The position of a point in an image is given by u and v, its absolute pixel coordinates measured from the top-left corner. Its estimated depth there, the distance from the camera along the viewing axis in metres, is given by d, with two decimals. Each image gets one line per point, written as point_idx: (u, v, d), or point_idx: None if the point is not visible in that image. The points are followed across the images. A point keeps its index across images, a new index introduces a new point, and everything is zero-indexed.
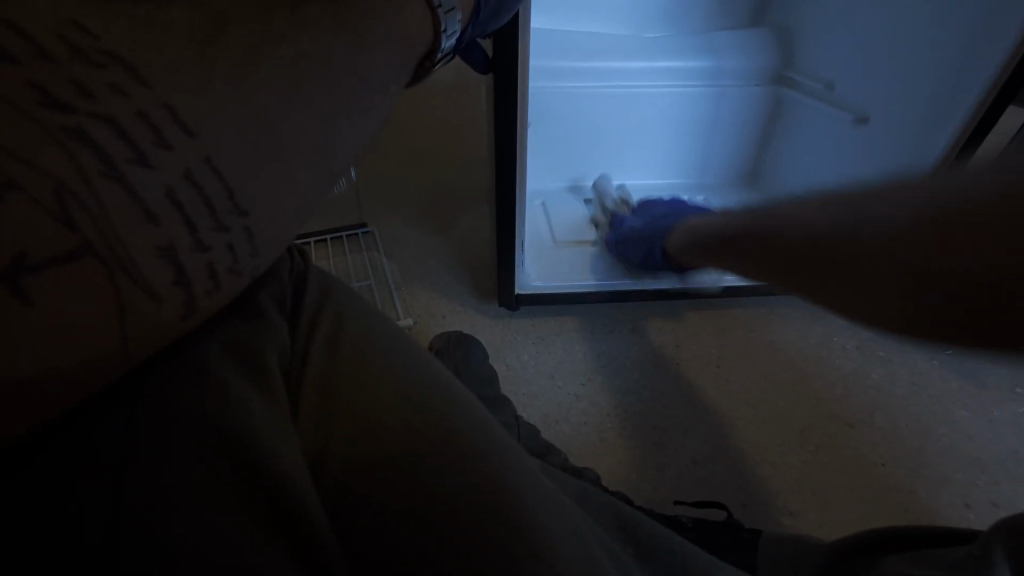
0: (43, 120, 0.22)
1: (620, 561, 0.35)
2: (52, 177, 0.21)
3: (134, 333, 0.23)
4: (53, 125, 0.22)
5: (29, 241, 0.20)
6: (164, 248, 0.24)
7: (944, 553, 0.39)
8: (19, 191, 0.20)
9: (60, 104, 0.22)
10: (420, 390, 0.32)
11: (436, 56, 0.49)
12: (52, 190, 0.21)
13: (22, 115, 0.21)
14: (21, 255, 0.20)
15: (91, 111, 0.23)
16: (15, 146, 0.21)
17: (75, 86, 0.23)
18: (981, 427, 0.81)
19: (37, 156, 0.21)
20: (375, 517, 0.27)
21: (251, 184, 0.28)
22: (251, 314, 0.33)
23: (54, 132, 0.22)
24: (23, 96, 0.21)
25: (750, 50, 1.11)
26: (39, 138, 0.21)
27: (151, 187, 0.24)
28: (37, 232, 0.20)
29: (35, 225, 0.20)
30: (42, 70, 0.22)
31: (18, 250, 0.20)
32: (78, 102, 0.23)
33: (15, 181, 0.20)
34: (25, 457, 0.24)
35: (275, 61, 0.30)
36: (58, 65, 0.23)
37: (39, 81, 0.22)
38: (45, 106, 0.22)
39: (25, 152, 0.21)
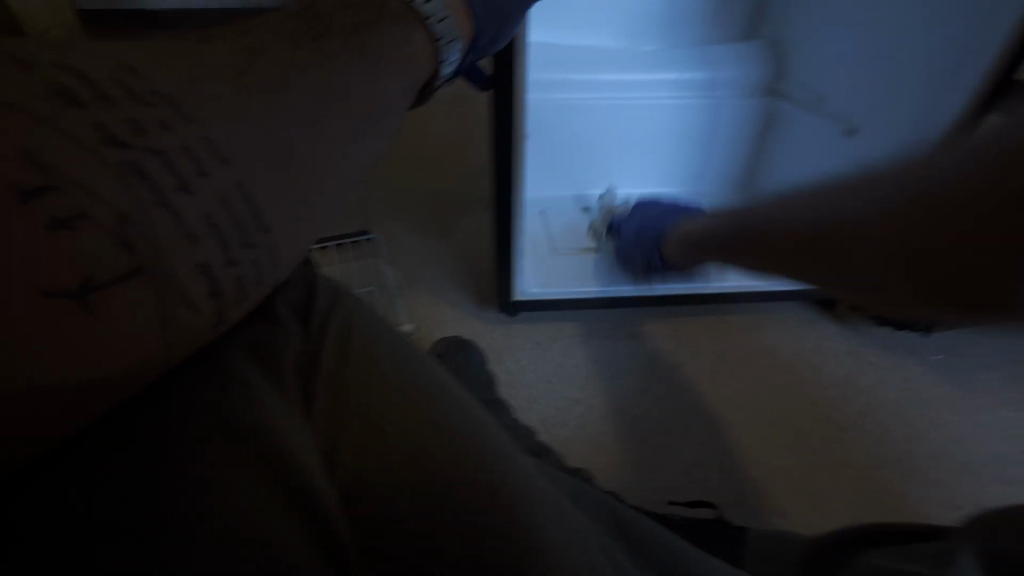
0: (102, 155, 0.22)
1: (610, 553, 0.37)
2: (111, 208, 0.22)
3: (172, 343, 0.24)
4: (110, 160, 0.22)
5: (88, 263, 0.21)
6: (202, 266, 0.25)
7: (915, 546, 0.42)
8: (89, 221, 0.21)
9: (116, 140, 0.23)
10: (426, 394, 0.34)
11: (438, 82, 0.51)
12: (114, 219, 0.22)
13: (82, 148, 0.22)
14: (87, 276, 0.21)
15: (145, 146, 0.24)
16: (78, 180, 0.21)
17: (131, 124, 0.24)
18: (970, 430, 0.83)
19: (95, 186, 0.22)
20: (383, 511, 0.29)
21: (278, 206, 0.28)
22: (268, 319, 0.35)
23: (113, 165, 0.22)
24: (86, 135, 0.22)
25: (747, 62, 1.13)
26: (99, 172, 0.22)
27: (192, 212, 0.25)
28: (96, 257, 0.21)
29: (97, 254, 0.21)
30: (102, 110, 0.23)
31: (84, 273, 0.21)
32: (135, 139, 0.23)
33: (84, 212, 0.21)
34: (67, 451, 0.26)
35: (301, 86, 0.31)
36: (115, 106, 0.24)
37: (100, 120, 0.23)
38: (104, 143, 0.23)
39: (87, 183, 0.22)
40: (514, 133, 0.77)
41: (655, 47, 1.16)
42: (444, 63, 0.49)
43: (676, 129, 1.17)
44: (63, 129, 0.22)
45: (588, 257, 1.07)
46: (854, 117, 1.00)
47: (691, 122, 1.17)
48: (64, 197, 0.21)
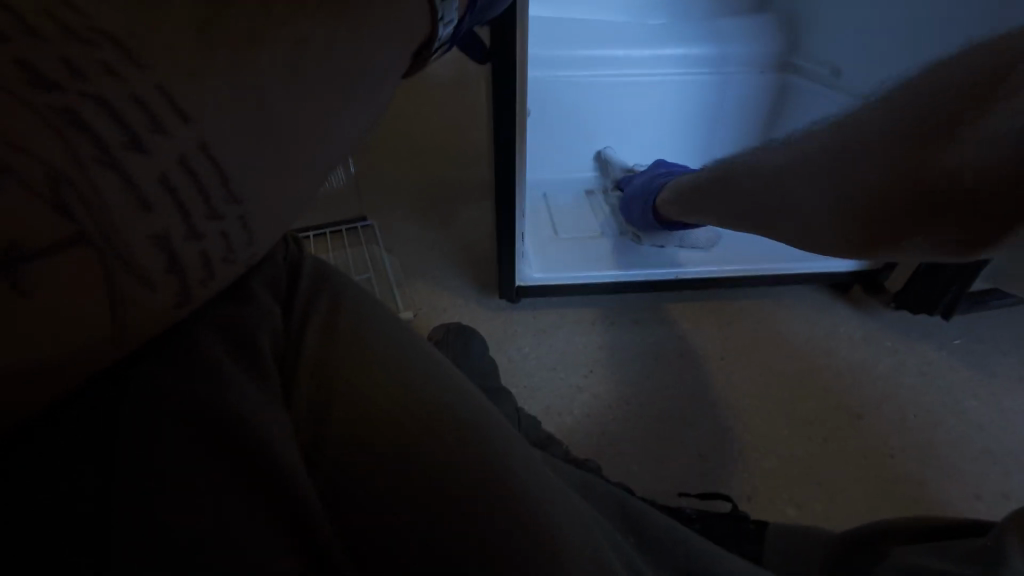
0: (31, 101, 0.19)
1: (623, 552, 0.34)
2: (44, 165, 0.18)
3: (128, 323, 0.21)
4: (40, 105, 0.19)
5: (18, 227, 0.18)
6: (158, 237, 0.21)
7: (953, 543, 0.39)
8: (11, 179, 0.18)
9: (47, 83, 0.19)
10: (421, 378, 0.32)
11: (435, 46, 0.47)
12: (45, 176, 0.18)
13: (3, 94, 0.18)
14: (13, 245, 0.18)
15: (83, 91, 0.20)
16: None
17: (66, 64, 0.20)
18: (991, 417, 0.80)
19: (25, 141, 0.18)
20: (373, 500, 0.26)
21: (251, 173, 0.25)
22: (242, 300, 0.31)
23: (43, 112, 0.19)
24: (10, 76, 0.19)
25: (755, 36, 1.09)
26: (24, 120, 0.18)
27: (146, 173, 0.21)
28: (24, 222, 0.18)
29: (24, 216, 0.18)
30: (28, 47, 0.19)
31: (10, 239, 0.18)
32: (72, 82, 0.20)
33: (6, 168, 0.18)
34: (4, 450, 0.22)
35: (277, 36, 0.27)
36: (45, 42, 0.20)
37: (26, 58, 0.19)
38: (30, 85, 0.19)
39: (10, 136, 0.18)
40: (514, 110, 0.73)
41: (661, 21, 1.11)
42: (442, 23, 0.45)
43: (684, 107, 1.13)
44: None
45: (592, 241, 1.03)
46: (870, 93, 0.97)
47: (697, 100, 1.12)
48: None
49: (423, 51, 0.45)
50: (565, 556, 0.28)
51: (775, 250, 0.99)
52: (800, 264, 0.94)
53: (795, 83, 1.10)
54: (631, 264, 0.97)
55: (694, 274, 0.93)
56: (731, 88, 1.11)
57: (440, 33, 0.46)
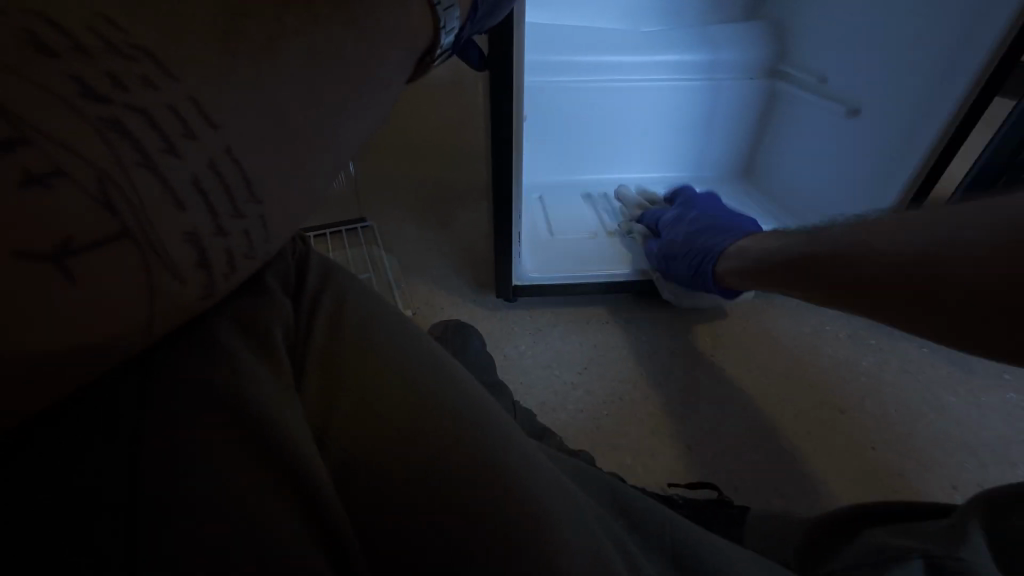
0: (82, 110, 0.21)
1: (611, 531, 0.37)
2: (94, 168, 0.21)
3: (161, 312, 0.23)
4: (88, 115, 0.21)
5: (72, 222, 0.20)
6: (190, 234, 0.24)
7: (923, 524, 0.41)
8: (66, 179, 0.20)
9: (95, 94, 0.21)
10: (421, 372, 0.34)
11: (436, 52, 0.49)
12: (94, 178, 0.20)
13: (58, 102, 0.20)
14: (67, 239, 0.20)
15: (125, 102, 0.22)
16: (52, 134, 0.20)
17: (110, 77, 0.22)
18: (971, 412, 0.83)
19: (78, 145, 0.20)
20: (376, 484, 0.28)
21: (271, 176, 0.28)
22: (257, 293, 0.34)
23: (91, 121, 0.21)
24: (62, 86, 0.20)
25: (746, 43, 1.12)
26: (74, 127, 0.20)
27: (179, 177, 0.23)
28: (77, 218, 0.20)
29: (80, 212, 0.20)
30: (77, 60, 0.21)
31: (65, 233, 0.20)
32: (116, 93, 0.22)
33: (61, 170, 0.20)
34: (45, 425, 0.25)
35: (293, 47, 0.29)
36: (92, 57, 0.22)
37: (75, 70, 0.21)
38: (81, 95, 0.21)
39: (63, 140, 0.20)
40: (512, 114, 0.76)
41: (654, 28, 1.15)
42: (443, 30, 0.48)
43: (676, 112, 1.17)
44: (36, 80, 0.20)
45: (587, 242, 1.06)
46: (856, 98, 0.99)
47: (689, 105, 1.16)
48: (37, 152, 0.19)
49: (426, 58, 0.47)
50: (557, 549, 0.29)
51: None
52: None
53: (785, 91, 1.14)
54: (625, 266, 0.99)
55: None
56: (722, 94, 1.15)
57: (442, 40, 0.48)
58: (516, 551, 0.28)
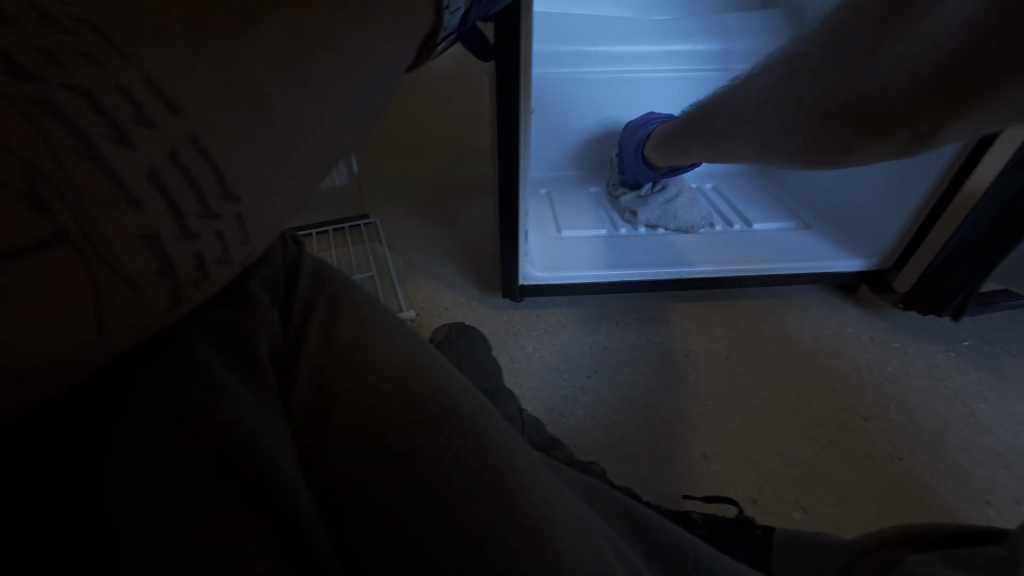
0: (8, 92, 0.17)
1: (629, 561, 0.34)
2: (22, 159, 0.17)
3: (112, 326, 0.20)
4: (16, 98, 0.18)
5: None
6: (148, 237, 0.21)
7: (965, 555, 0.38)
8: None
9: (24, 73, 0.18)
10: (423, 378, 0.31)
11: (439, 36, 0.45)
12: (21, 172, 0.17)
13: None
14: None
15: (63, 82, 0.19)
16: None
17: (47, 55, 0.19)
18: (1002, 420, 0.79)
19: (3, 133, 0.17)
20: (373, 512, 0.25)
21: (246, 170, 0.24)
22: (240, 300, 0.30)
23: (17, 103, 0.18)
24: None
25: (758, 32, 1.06)
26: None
27: (133, 169, 0.20)
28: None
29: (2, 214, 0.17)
30: (4, 37, 0.18)
31: None
32: (51, 73, 0.18)
33: None
34: None
35: (272, 23, 0.26)
36: (23, 32, 0.18)
37: (4, 48, 0.18)
38: (6, 76, 0.18)
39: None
40: (518, 107, 0.72)
41: (666, 17, 1.10)
42: (447, 12, 0.44)
43: (687, 104, 1.11)
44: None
45: (595, 239, 1.02)
46: None
47: (700, 97, 1.10)
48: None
49: (428, 43, 0.44)
50: (569, 565, 0.27)
51: (780, 249, 0.98)
52: (804, 263, 0.94)
53: None
54: (636, 262, 0.95)
55: (698, 274, 0.93)
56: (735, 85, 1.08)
57: (445, 24, 0.45)
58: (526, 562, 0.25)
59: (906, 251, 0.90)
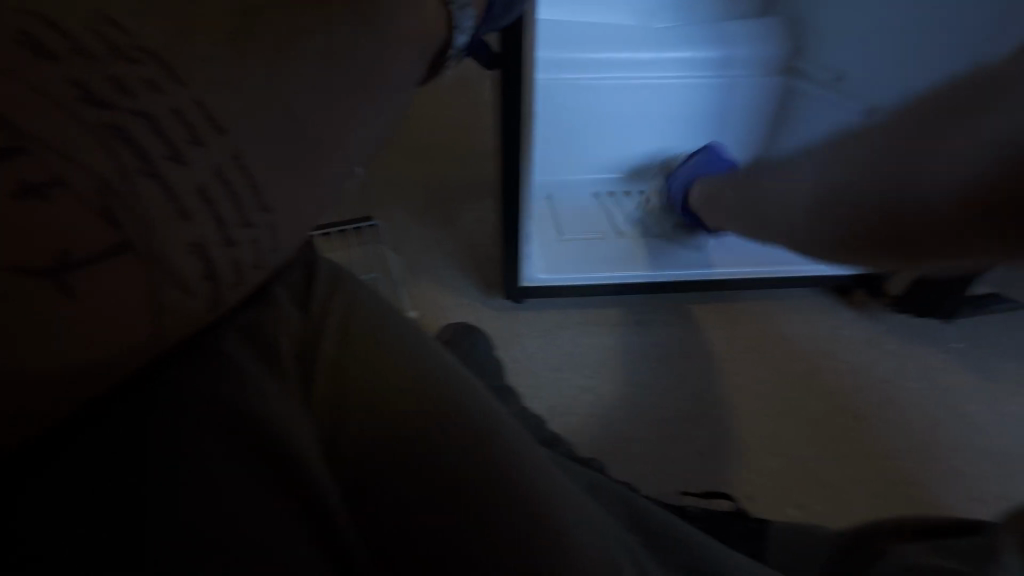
0: (83, 118, 0.20)
1: (632, 549, 0.36)
2: (95, 177, 0.20)
3: (164, 328, 0.22)
4: (91, 122, 0.20)
5: (70, 235, 0.19)
6: (196, 245, 0.22)
7: (949, 543, 0.40)
8: (65, 189, 0.19)
9: (97, 99, 0.20)
10: (435, 376, 0.33)
11: (451, 49, 0.48)
12: (94, 187, 0.20)
13: (61, 110, 0.19)
14: (66, 250, 0.19)
15: (130, 107, 0.21)
16: (50, 140, 0.19)
17: (114, 82, 0.21)
18: (992, 420, 0.81)
19: (81, 155, 0.19)
20: (393, 499, 0.28)
21: (279, 180, 0.26)
22: (265, 302, 0.32)
23: (91, 126, 0.20)
24: (62, 91, 0.20)
25: (758, 39, 1.10)
26: (77, 135, 0.19)
27: (184, 183, 0.22)
28: (77, 228, 0.19)
29: (79, 222, 0.19)
30: (76, 65, 0.20)
31: (63, 244, 0.19)
32: (119, 99, 0.21)
33: (61, 180, 0.19)
34: (31, 458, 0.22)
35: (302, 48, 0.28)
36: (92, 61, 0.21)
37: (80, 76, 0.20)
38: (82, 101, 0.20)
39: (63, 148, 0.19)
40: (522, 114, 0.75)
41: (666, 24, 1.12)
42: (459, 26, 0.47)
43: (688, 109, 1.14)
44: (37, 85, 0.19)
45: (597, 242, 1.04)
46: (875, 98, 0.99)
47: (701, 103, 1.14)
48: (37, 159, 0.18)
49: (442, 55, 0.46)
50: (572, 550, 0.29)
51: (777, 252, 1.01)
52: (800, 266, 0.96)
53: (798, 87, 1.12)
54: (636, 265, 0.98)
55: (693, 275, 0.95)
56: (735, 91, 1.12)
57: (457, 37, 0.47)
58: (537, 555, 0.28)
59: None
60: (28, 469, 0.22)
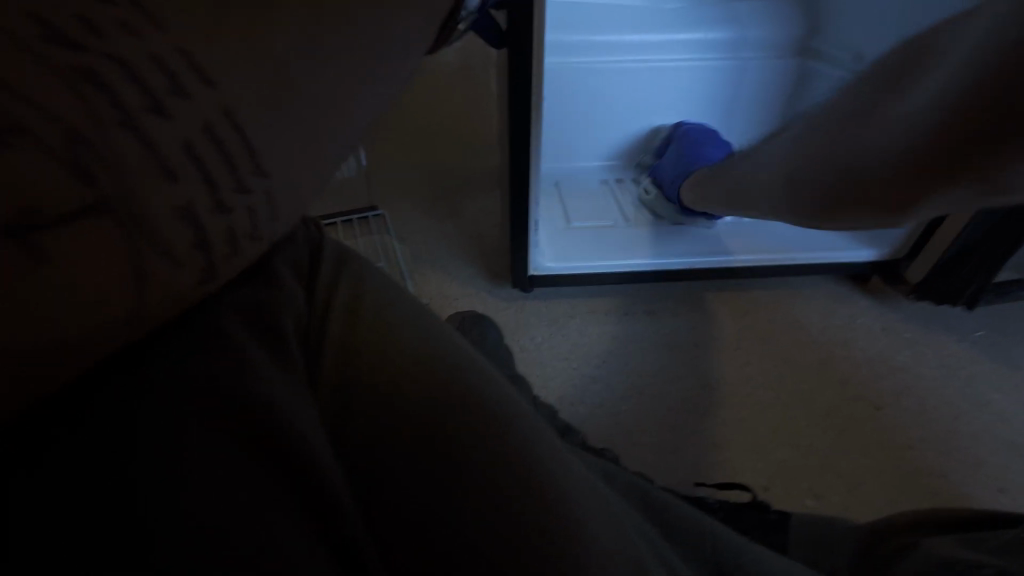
0: (50, 60, 0.18)
1: (651, 544, 0.34)
2: (63, 126, 0.18)
3: (148, 300, 0.20)
4: (60, 63, 0.18)
5: (37, 191, 0.17)
6: (184, 209, 0.21)
7: (984, 537, 0.38)
8: (32, 138, 0.17)
9: (64, 40, 0.18)
10: (444, 359, 0.31)
11: (459, 18, 0.45)
12: (64, 136, 0.18)
13: (21, 50, 0.17)
14: (31, 207, 0.17)
15: (103, 51, 0.19)
16: (13, 83, 0.17)
17: (84, 23, 0.19)
18: (1014, 409, 0.79)
19: (46, 100, 0.18)
20: (403, 488, 0.26)
21: (276, 144, 0.25)
22: (266, 280, 0.31)
23: (59, 68, 0.18)
24: (27, 30, 0.18)
25: (776, 20, 1.06)
26: (41, 78, 0.18)
27: (169, 140, 0.20)
28: (44, 182, 0.17)
29: (46, 178, 0.17)
30: (40, 1, 0.19)
31: (28, 200, 0.17)
32: (89, 40, 0.19)
33: (24, 127, 0.17)
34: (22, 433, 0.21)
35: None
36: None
37: (41, 12, 0.18)
38: (48, 41, 0.18)
39: (27, 92, 0.17)
40: (531, 96, 0.72)
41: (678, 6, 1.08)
42: None
43: (700, 94, 1.12)
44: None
45: (605, 230, 1.02)
46: None
47: (713, 87, 1.11)
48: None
49: (449, 24, 0.44)
50: (592, 548, 0.27)
51: (791, 237, 0.98)
52: (817, 253, 0.93)
53: (814, 70, 1.08)
54: (646, 252, 0.96)
55: (705, 262, 0.93)
56: (748, 75, 1.09)
57: (465, 4, 0.45)
58: (552, 553, 0.26)
59: (919, 242, 0.90)
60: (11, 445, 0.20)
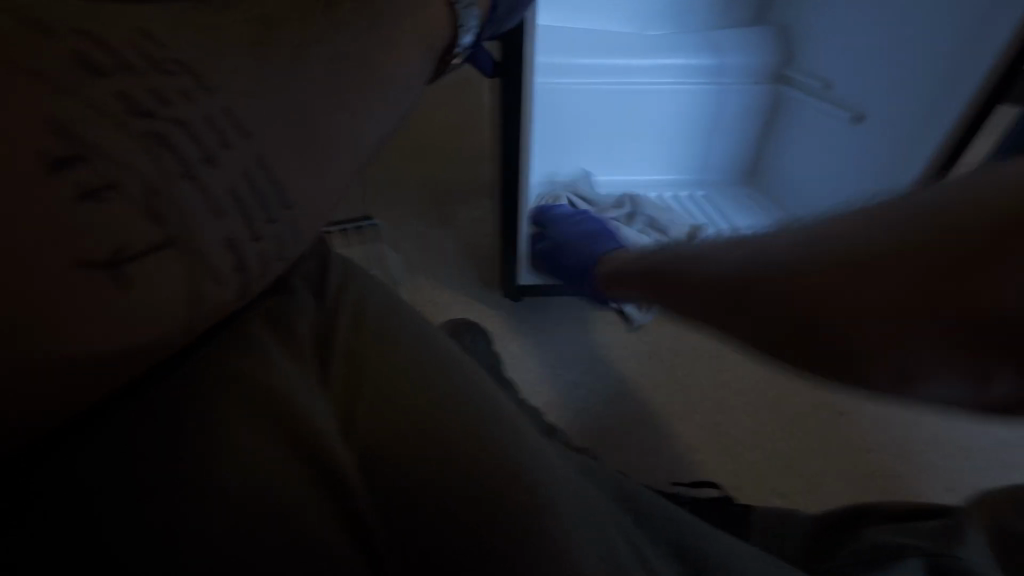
0: (131, 127, 0.23)
1: (623, 529, 0.38)
2: (141, 179, 0.22)
3: (200, 319, 0.25)
4: (137, 131, 0.23)
5: (125, 235, 0.22)
6: (228, 241, 0.26)
7: (919, 525, 0.43)
8: (115, 192, 0.22)
9: (141, 111, 0.23)
10: (434, 361, 0.35)
11: (457, 50, 0.50)
12: (142, 190, 0.22)
13: (109, 122, 0.22)
14: (120, 248, 0.22)
15: (168, 116, 0.24)
16: (104, 151, 0.22)
17: (154, 93, 0.23)
18: (969, 417, 0.84)
19: (127, 160, 0.22)
20: (394, 467, 0.29)
21: (302, 179, 0.29)
22: (282, 290, 0.35)
23: (139, 137, 0.23)
24: (113, 106, 0.22)
25: (752, 48, 1.14)
26: (125, 142, 0.22)
27: (217, 185, 0.25)
28: (126, 226, 0.22)
29: (129, 222, 0.22)
30: (126, 81, 0.23)
31: (117, 241, 0.22)
32: (159, 109, 0.23)
33: (112, 182, 0.22)
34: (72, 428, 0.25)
35: (317, 52, 0.31)
36: (141, 75, 0.23)
37: (124, 89, 0.23)
38: (131, 114, 0.23)
39: (114, 155, 0.22)
40: (521, 118, 0.77)
41: (661, 32, 1.17)
42: (464, 27, 0.48)
43: (682, 116, 1.18)
44: (91, 101, 0.22)
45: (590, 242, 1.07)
46: (861, 107, 1.01)
47: (698, 109, 1.17)
48: (92, 167, 0.21)
49: (446, 57, 0.48)
50: (557, 537, 0.30)
51: None
52: None
53: (790, 96, 1.16)
54: None
55: None
56: (730, 98, 1.17)
57: (462, 37, 0.49)
58: (518, 542, 0.29)
59: None
60: (65, 432, 0.25)
